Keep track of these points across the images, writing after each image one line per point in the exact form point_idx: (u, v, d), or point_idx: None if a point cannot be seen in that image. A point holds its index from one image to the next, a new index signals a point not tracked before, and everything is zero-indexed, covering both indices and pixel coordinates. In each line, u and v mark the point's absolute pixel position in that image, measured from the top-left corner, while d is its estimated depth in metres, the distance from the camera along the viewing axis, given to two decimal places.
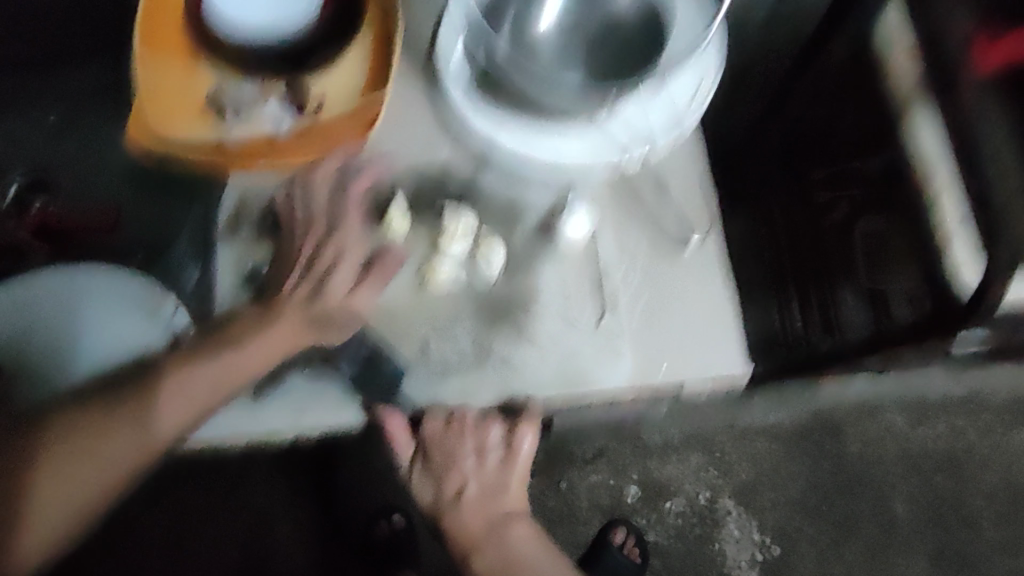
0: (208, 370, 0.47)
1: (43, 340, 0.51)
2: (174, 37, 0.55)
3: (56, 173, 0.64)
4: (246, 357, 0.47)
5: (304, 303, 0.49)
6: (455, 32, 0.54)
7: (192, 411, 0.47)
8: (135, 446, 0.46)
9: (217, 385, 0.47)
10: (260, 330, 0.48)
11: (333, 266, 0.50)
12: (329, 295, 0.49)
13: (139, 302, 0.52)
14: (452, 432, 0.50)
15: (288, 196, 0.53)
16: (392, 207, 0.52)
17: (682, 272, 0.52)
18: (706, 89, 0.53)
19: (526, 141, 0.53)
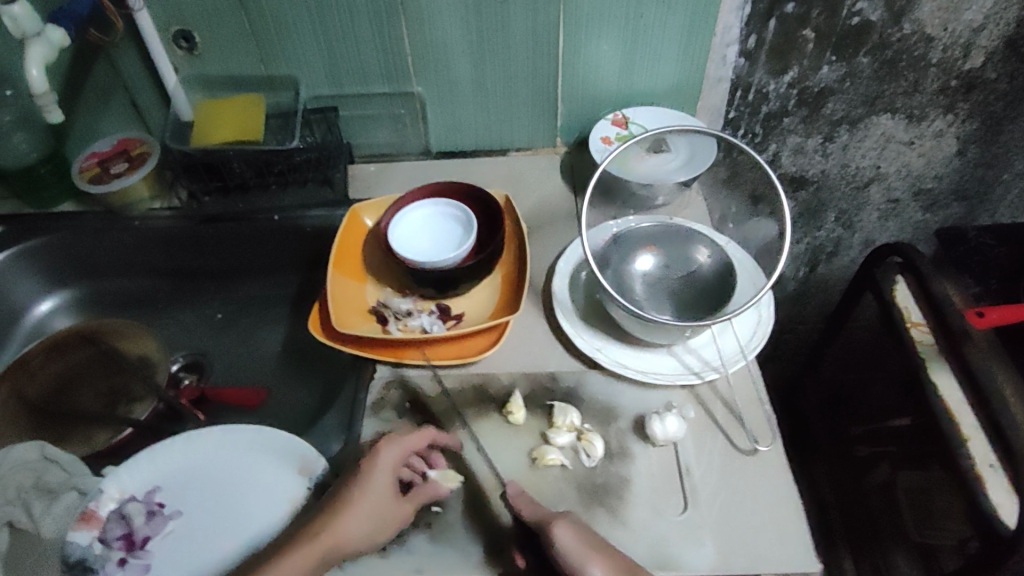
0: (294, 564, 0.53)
1: (152, 484, 0.65)
2: (354, 264, 0.76)
3: (206, 353, 0.86)
4: (304, 561, 0.53)
5: (356, 498, 0.55)
6: (568, 278, 0.74)
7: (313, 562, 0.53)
8: None
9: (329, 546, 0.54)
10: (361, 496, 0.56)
11: (377, 467, 0.57)
12: (386, 472, 0.58)
13: (229, 441, 0.67)
14: (581, 545, 0.53)
15: (443, 389, 0.68)
16: (512, 400, 0.65)
17: (752, 478, 0.61)
18: (763, 329, 0.68)
19: (623, 361, 0.67)
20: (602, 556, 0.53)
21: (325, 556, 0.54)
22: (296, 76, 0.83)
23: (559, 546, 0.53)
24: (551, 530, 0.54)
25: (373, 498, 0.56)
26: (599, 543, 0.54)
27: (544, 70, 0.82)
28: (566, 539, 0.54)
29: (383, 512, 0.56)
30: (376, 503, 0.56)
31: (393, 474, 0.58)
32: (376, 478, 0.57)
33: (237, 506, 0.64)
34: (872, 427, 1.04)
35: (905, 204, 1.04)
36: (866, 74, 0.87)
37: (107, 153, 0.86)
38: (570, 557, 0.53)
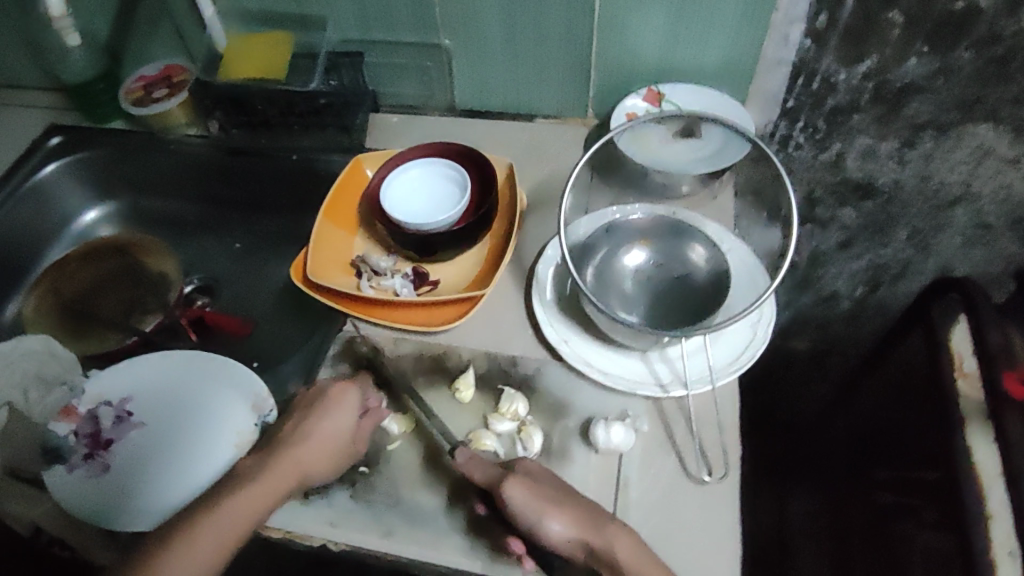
0: (268, 475, 0.55)
1: (124, 392, 0.70)
2: (345, 214, 0.75)
3: (219, 280, 0.90)
4: (270, 477, 0.55)
5: (316, 425, 0.57)
6: (554, 260, 0.69)
7: (282, 477, 0.55)
8: (250, 514, 0.53)
9: (296, 469, 0.56)
10: (320, 423, 0.58)
11: (334, 405, 0.59)
12: (342, 407, 0.59)
13: (196, 364, 0.70)
14: (535, 493, 0.51)
15: (400, 353, 0.67)
16: (462, 377, 0.63)
17: (691, 508, 0.55)
18: (750, 351, 0.61)
19: (588, 358, 0.63)
20: (559, 507, 0.51)
21: (288, 483, 0.55)
22: (326, 17, 0.82)
23: (509, 502, 0.51)
24: (503, 485, 0.52)
25: (333, 430, 0.58)
26: (554, 492, 0.52)
27: (577, 34, 0.76)
28: (518, 492, 0.51)
29: (342, 449, 0.58)
30: (336, 440, 0.58)
31: (350, 408, 0.59)
32: (336, 417, 0.58)
33: (190, 425, 0.66)
34: (899, 476, 0.92)
35: (998, 232, 0.90)
36: (965, 71, 0.74)
37: (152, 78, 0.90)
38: (524, 513, 0.51)
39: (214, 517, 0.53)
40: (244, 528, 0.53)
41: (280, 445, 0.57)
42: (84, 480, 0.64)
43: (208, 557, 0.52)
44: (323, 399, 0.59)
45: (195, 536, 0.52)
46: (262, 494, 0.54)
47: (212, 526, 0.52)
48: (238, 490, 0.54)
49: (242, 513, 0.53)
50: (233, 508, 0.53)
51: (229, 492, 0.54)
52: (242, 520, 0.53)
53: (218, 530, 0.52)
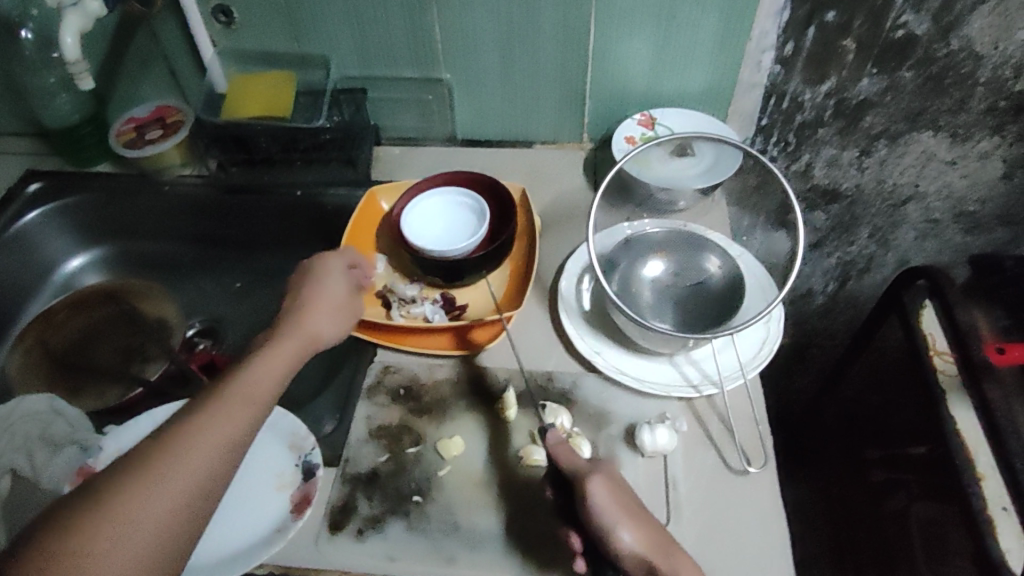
0: (286, 340, 0.55)
1: None
2: (365, 247, 0.77)
3: (219, 321, 0.88)
4: (288, 342, 0.55)
5: (317, 293, 0.61)
6: (576, 277, 0.73)
7: (300, 336, 0.57)
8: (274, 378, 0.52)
9: (308, 326, 0.58)
10: (319, 290, 0.61)
11: (326, 275, 0.63)
12: (333, 275, 0.63)
13: None
14: (614, 490, 0.55)
15: (435, 377, 0.68)
16: (506, 396, 0.65)
17: (738, 499, 0.59)
18: (768, 348, 0.67)
19: (621, 367, 0.67)
20: (632, 519, 0.53)
21: (303, 343, 0.56)
22: (326, 55, 0.84)
23: (591, 505, 0.54)
24: (588, 481, 0.54)
25: (329, 294, 0.61)
26: (627, 501, 0.54)
27: (572, 65, 0.81)
28: (600, 492, 0.54)
29: (343, 308, 0.62)
30: (338, 302, 0.61)
31: (340, 276, 0.64)
32: (326, 281, 0.62)
33: None
34: (891, 453, 1.01)
35: (946, 225, 1.00)
36: (909, 88, 0.83)
37: (144, 119, 0.89)
38: (603, 517, 0.53)
39: (249, 370, 0.51)
40: (272, 390, 0.51)
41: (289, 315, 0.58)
42: None
43: (248, 410, 0.48)
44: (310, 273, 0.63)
45: (228, 394, 0.48)
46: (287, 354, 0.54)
47: (248, 383, 0.50)
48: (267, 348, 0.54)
49: (268, 373, 0.51)
50: (260, 375, 0.51)
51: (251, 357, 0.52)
52: (272, 372, 0.52)
53: (251, 383, 0.50)
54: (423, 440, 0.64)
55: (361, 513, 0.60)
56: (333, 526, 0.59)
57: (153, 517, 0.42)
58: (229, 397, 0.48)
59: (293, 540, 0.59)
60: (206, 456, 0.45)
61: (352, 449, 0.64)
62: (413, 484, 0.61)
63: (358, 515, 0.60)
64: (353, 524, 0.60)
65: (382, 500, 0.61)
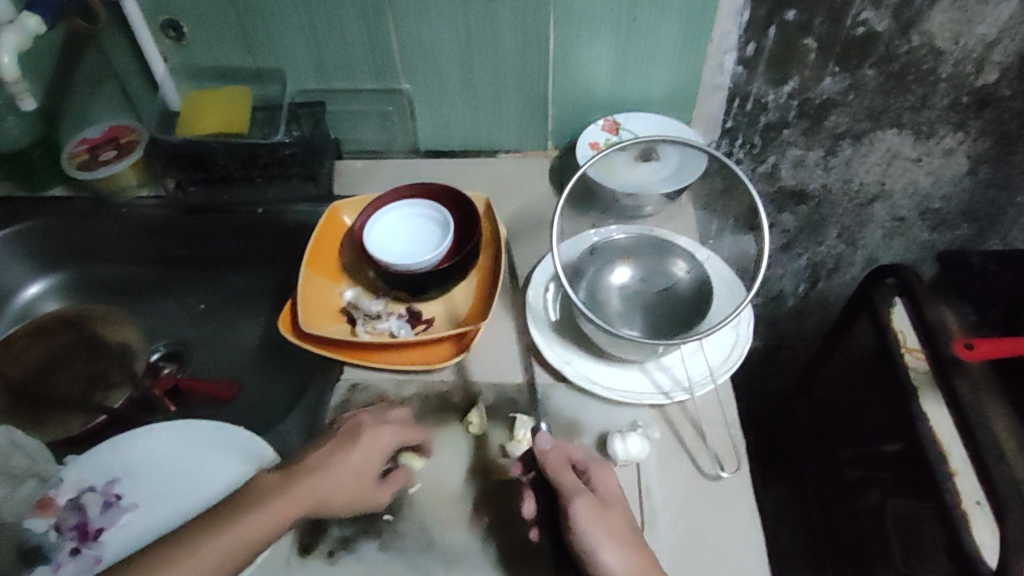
0: (284, 503, 0.54)
1: (110, 474, 0.63)
2: (328, 263, 0.76)
3: (186, 343, 0.85)
4: (277, 513, 0.53)
5: (343, 460, 0.57)
6: (543, 287, 0.72)
7: (298, 509, 0.54)
8: (236, 548, 0.52)
9: (312, 501, 0.55)
10: (348, 451, 0.57)
11: (362, 431, 0.59)
12: (367, 440, 0.58)
13: (191, 435, 0.64)
14: (606, 509, 0.54)
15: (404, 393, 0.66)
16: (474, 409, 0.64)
17: (715, 505, 0.58)
18: (738, 351, 0.66)
19: (592, 376, 0.66)
20: (621, 547, 0.52)
21: (293, 513, 0.54)
22: (284, 69, 0.82)
23: (578, 521, 0.53)
24: (571, 501, 0.54)
25: (357, 465, 0.57)
26: (620, 534, 0.53)
27: (534, 72, 0.80)
28: (587, 514, 0.53)
29: (356, 493, 0.57)
30: (354, 487, 0.56)
31: (379, 456, 0.58)
32: (361, 453, 0.58)
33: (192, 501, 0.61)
34: (865, 450, 1.00)
35: (912, 223, 1.01)
36: (871, 86, 0.84)
37: (97, 140, 0.86)
38: (588, 535, 0.52)
39: (219, 531, 0.52)
40: (227, 560, 0.51)
41: (305, 474, 0.56)
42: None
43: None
44: (361, 428, 0.59)
45: (176, 560, 0.50)
46: (265, 525, 0.53)
47: (203, 552, 0.51)
48: (252, 510, 0.53)
49: (231, 543, 0.52)
50: (221, 543, 0.51)
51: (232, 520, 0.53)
52: (220, 551, 0.51)
53: (203, 558, 0.50)
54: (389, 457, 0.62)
55: (332, 535, 0.58)
56: (303, 548, 0.57)
57: None
58: (174, 568, 0.50)
59: (261, 565, 0.57)
60: None
61: None
62: (384, 501, 0.59)
63: (328, 536, 0.58)
64: (324, 545, 0.57)
65: (353, 520, 0.58)
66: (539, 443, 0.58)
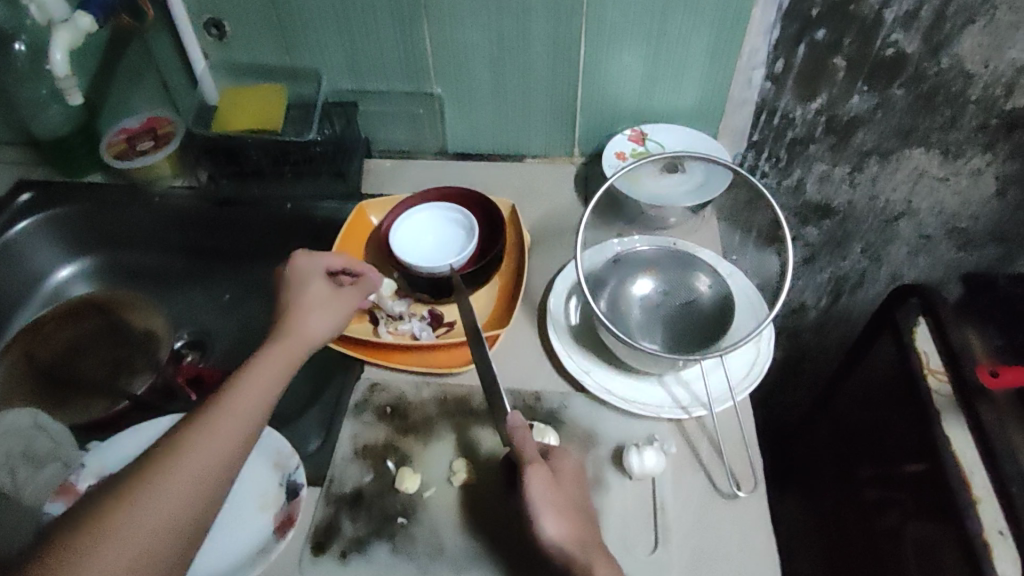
0: (287, 340, 0.59)
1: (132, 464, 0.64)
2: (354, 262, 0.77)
3: (209, 333, 0.87)
4: (279, 341, 0.59)
5: (302, 297, 0.63)
6: (564, 295, 0.73)
7: (303, 329, 0.61)
8: (276, 370, 0.56)
9: (303, 324, 0.61)
10: (301, 290, 0.64)
11: (302, 278, 0.65)
12: (311, 282, 0.65)
13: None
14: (560, 477, 0.56)
15: (420, 396, 0.68)
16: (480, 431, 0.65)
17: (728, 523, 0.59)
18: (758, 369, 0.66)
19: (608, 386, 0.66)
20: (560, 516, 0.53)
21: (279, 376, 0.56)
22: (317, 68, 0.83)
23: (526, 492, 0.54)
24: (525, 472, 0.55)
25: (318, 296, 0.64)
26: (569, 503, 0.55)
27: (562, 82, 0.81)
28: (537, 487, 0.54)
29: (332, 308, 0.64)
30: (323, 302, 0.64)
31: (323, 285, 0.65)
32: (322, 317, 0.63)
33: None
34: (884, 471, 0.98)
35: (938, 241, 0.99)
36: (900, 106, 0.83)
37: (135, 130, 0.88)
38: (533, 504, 0.53)
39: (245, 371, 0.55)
40: (271, 383, 0.55)
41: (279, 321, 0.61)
42: None
43: (217, 454, 0.49)
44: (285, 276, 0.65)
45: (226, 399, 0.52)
46: (282, 349, 0.58)
47: (237, 394, 0.53)
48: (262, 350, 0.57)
49: (268, 369, 0.56)
50: (257, 371, 0.55)
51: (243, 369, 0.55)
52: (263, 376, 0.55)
53: (251, 392, 0.53)
54: (404, 460, 0.64)
55: (345, 534, 0.59)
56: (316, 548, 0.58)
57: (169, 516, 0.45)
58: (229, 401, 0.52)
59: (277, 561, 0.58)
60: (208, 461, 0.48)
61: (335, 471, 0.63)
62: (401, 502, 0.61)
63: (340, 537, 0.59)
64: (336, 546, 0.59)
65: (366, 522, 0.60)
66: (509, 419, 0.57)
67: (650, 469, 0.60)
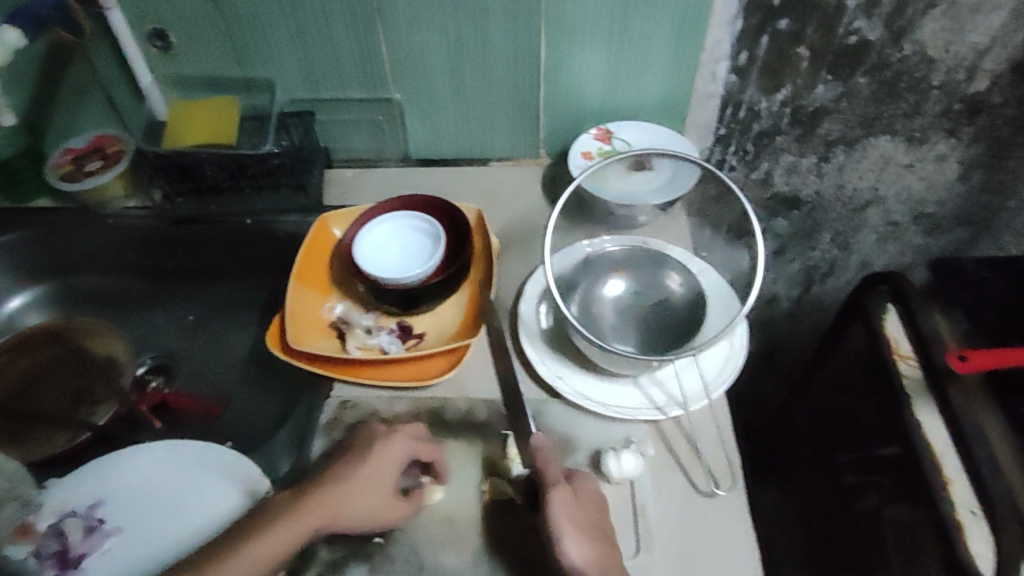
0: (306, 519, 0.54)
1: (95, 500, 0.61)
2: (317, 276, 0.74)
3: (173, 356, 0.84)
4: (298, 520, 0.54)
5: (355, 476, 0.56)
6: (535, 299, 0.71)
7: (333, 517, 0.54)
8: (262, 562, 0.52)
9: (333, 516, 0.54)
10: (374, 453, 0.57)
11: (401, 436, 0.59)
12: (378, 449, 0.58)
13: (177, 460, 0.63)
14: (584, 500, 0.55)
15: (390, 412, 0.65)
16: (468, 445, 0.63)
17: (710, 522, 0.58)
18: (733, 365, 0.65)
19: (584, 390, 0.65)
20: (580, 536, 0.52)
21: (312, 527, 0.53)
22: (271, 79, 0.81)
23: (548, 508, 0.53)
24: (548, 492, 0.54)
25: (368, 482, 0.56)
26: (593, 523, 0.54)
27: (525, 82, 0.79)
28: (560, 506, 0.53)
29: (382, 494, 0.56)
30: (372, 480, 0.56)
31: (392, 469, 0.57)
32: (376, 473, 0.57)
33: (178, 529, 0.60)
34: (861, 456, 1.01)
35: (905, 228, 1.00)
36: (864, 94, 0.83)
37: (81, 150, 0.85)
38: (556, 523, 0.53)
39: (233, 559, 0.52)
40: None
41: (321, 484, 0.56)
42: None
43: None
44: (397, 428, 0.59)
45: None
46: (287, 537, 0.53)
47: None
48: (267, 532, 0.53)
49: (261, 557, 0.52)
50: (243, 562, 0.52)
51: (235, 552, 0.52)
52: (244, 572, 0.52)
53: None
54: None
55: (321, 558, 0.57)
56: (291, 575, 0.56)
57: None
58: None
59: None
60: None
61: None
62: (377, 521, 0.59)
63: (317, 560, 0.57)
64: (312, 571, 0.57)
65: (344, 543, 0.58)
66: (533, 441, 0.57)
67: (628, 473, 0.59)
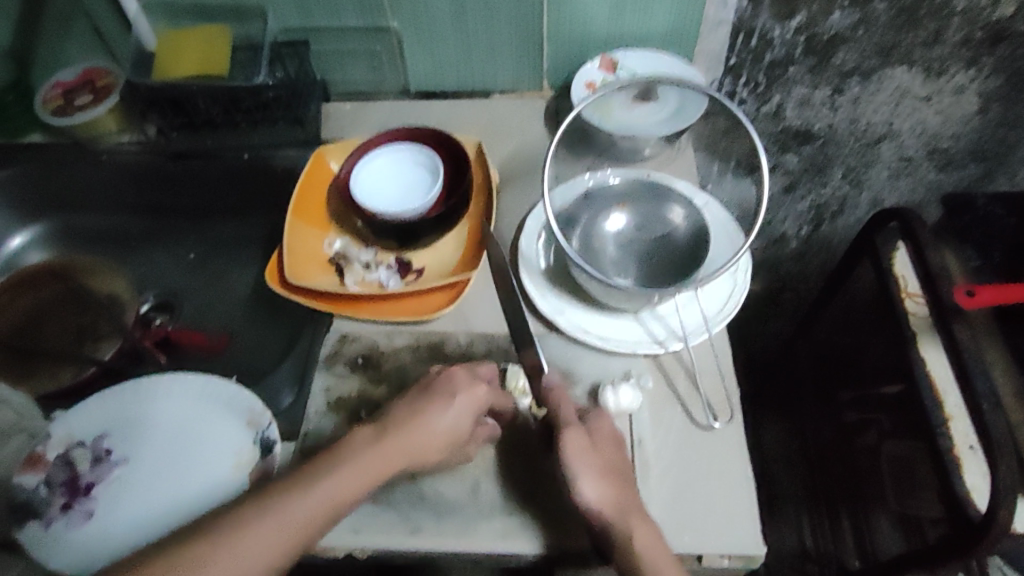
0: (389, 453, 0.51)
1: (102, 430, 0.63)
2: (314, 211, 0.74)
3: (176, 294, 0.84)
4: (384, 455, 0.51)
5: (436, 411, 0.54)
6: (536, 234, 0.70)
7: (418, 452, 0.52)
8: (349, 491, 0.49)
9: (416, 451, 0.52)
10: (460, 391, 0.55)
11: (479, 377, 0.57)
12: (464, 389, 0.56)
13: (183, 391, 0.64)
14: (601, 444, 0.55)
15: (390, 344, 0.66)
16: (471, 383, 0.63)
17: (707, 454, 0.58)
18: (735, 301, 0.65)
19: (584, 325, 0.64)
20: (597, 477, 0.52)
21: (399, 462, 0.52)
22: (263, 6, 0.78)
23: (562, 448, 0.54)
24: (560, 433, 0.54)
25: (451, 423, 0.54)
26: (608, 463, 0.54)
27: (528, 9, 0.76)
28: (573, 446, 0.53)
29: (458, 433, 0.55)
30: (454, 421, 0.54)
31: (472, 410, 0.55)
32: (460, 408, 0.55)
33: (183, 456, 0.61)
34: (862, 393, 1.00)
35: (918, 163, 0.97)
36: (882, 21, 0.79)
37: (72, 84, 0.84)
38: (569, 462, 0.53)
39: (320, 484, 0.48)
40: (337, 510, 0.48)
41: (402, 419, 0.53)
42: (70, 530, 0.58)
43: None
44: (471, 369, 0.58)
45: (280, 512, 0.46)
46: (369, 473, 0.50)
47: (296, 511, 0.47)
48: (351, 463, 0.50)
49: (346, 489, 0.49)
50: (333, 490, 0.48)
51: (317, 479, 0.49)
52: (329, 500, 0.48)
53: (307, 509, 0.47)
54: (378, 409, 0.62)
55: None
56: None
57: None
58: (283, 523, 0.46)
59: None
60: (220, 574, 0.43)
61: (311, 425, 0.62)
62: None
63: None
64: None
65: None
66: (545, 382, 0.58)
67: (627, 405, 0.60)
